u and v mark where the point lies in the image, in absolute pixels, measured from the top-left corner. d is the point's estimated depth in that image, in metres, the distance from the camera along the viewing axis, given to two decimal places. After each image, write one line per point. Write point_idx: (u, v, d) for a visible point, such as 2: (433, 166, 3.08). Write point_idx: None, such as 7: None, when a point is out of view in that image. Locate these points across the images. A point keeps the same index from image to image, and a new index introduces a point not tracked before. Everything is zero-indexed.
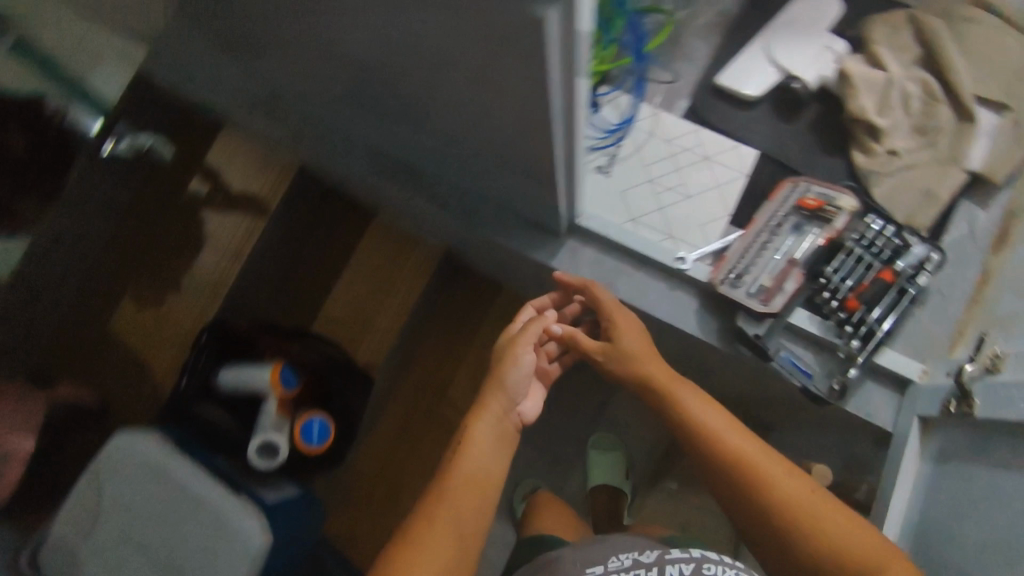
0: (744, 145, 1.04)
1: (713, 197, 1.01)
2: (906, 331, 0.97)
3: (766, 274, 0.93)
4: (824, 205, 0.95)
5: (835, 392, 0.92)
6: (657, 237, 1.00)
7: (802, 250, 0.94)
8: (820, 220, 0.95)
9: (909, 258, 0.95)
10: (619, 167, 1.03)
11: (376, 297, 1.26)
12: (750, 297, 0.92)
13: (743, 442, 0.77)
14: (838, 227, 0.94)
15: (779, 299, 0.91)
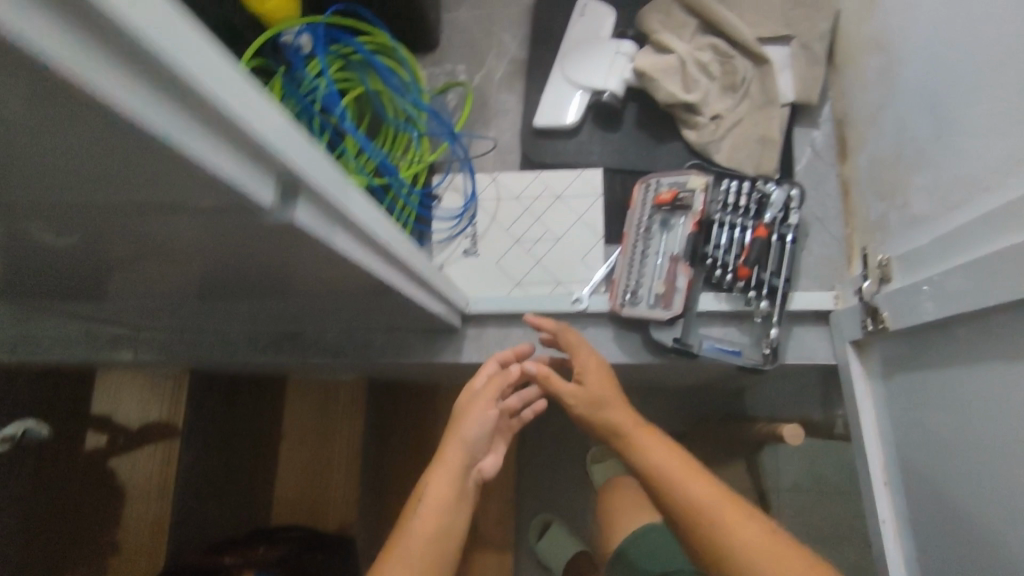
0: (586, 168, 1.05)
1: (578, 231, 1.03)
2: (806, 266, 1.00)
3: (656, 282, 0.93)
4: (678, 193, 0.96)
5: (768, 356, 0.92)
6: (547, 288, 1.01)
7: (678, 243, 0.95)
8: (681, 208, 0.95)
9: (774, 204, 0.96)
10: (484, 243, 1.03)
11: (324, 453, 1.24)
12: (652, 309, 0.93)
13: (691, 488, 0.69)
14: (700, 207, 0.94)
15: (678, 299, 0.92)
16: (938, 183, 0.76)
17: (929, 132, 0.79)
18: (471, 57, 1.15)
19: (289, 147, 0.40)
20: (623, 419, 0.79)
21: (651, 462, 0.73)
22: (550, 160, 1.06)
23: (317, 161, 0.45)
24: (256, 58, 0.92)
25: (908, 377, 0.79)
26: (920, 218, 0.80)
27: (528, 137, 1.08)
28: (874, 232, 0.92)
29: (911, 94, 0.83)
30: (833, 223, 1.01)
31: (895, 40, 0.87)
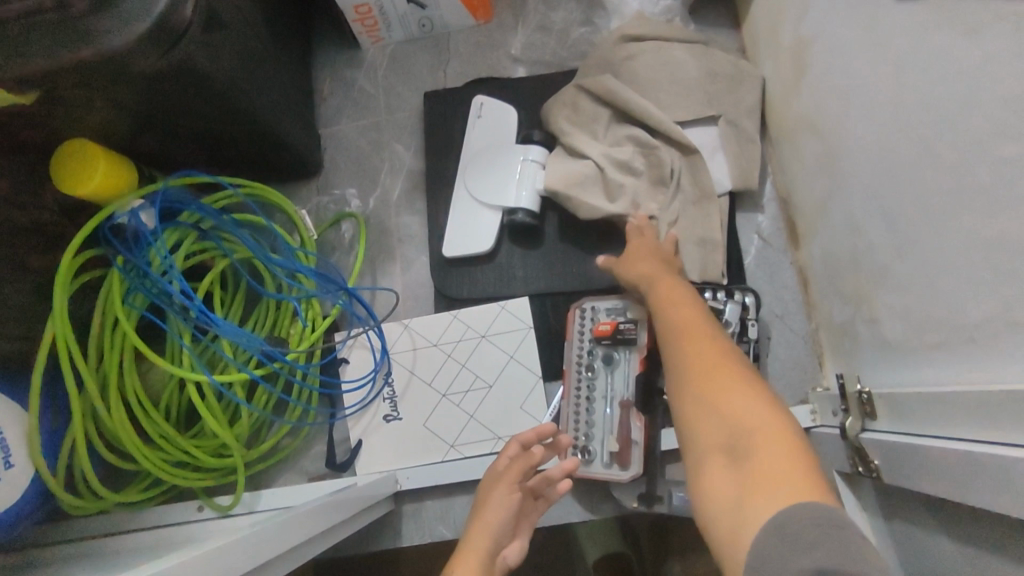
0: (510, 298, 0.91)
1: (511, 375, 0.89)
2: (773, 375, 0.89)
3: (608, 437, 0.79)
4: (617, 325, 0.82)
5: None
6: (487, 448, 0.87)
7: (625, 384, 0.82)
8: (623, 342, 0.82)
9: (730, 318, 0.82)
10: (406, 404, 0.89)
11: None
12: (610, 467, 0.80)
13: (718, 384, 0.55)
14: (644, 340, 0.81)
15: (635, 456, 0.79)
16: (909, 311, 0.65)
17: (889, 246, 0.67)
18: (362, 177, 1.00)
19: None
20: (678, 315, 0.66)
21: (684, 354, 0.61)
22: (469, 291, 0.92)
23: None
24: (83, 253, 0.75)
25: (906, 529, 0.67)
26: (895, 344, 0.68)
27: (439, 267, 0.94)
28: (843, 339, 0.81)
29: (861, 196, 0.71)
30: (794, 318, 0.90)
31: (833, 128, 0.75)
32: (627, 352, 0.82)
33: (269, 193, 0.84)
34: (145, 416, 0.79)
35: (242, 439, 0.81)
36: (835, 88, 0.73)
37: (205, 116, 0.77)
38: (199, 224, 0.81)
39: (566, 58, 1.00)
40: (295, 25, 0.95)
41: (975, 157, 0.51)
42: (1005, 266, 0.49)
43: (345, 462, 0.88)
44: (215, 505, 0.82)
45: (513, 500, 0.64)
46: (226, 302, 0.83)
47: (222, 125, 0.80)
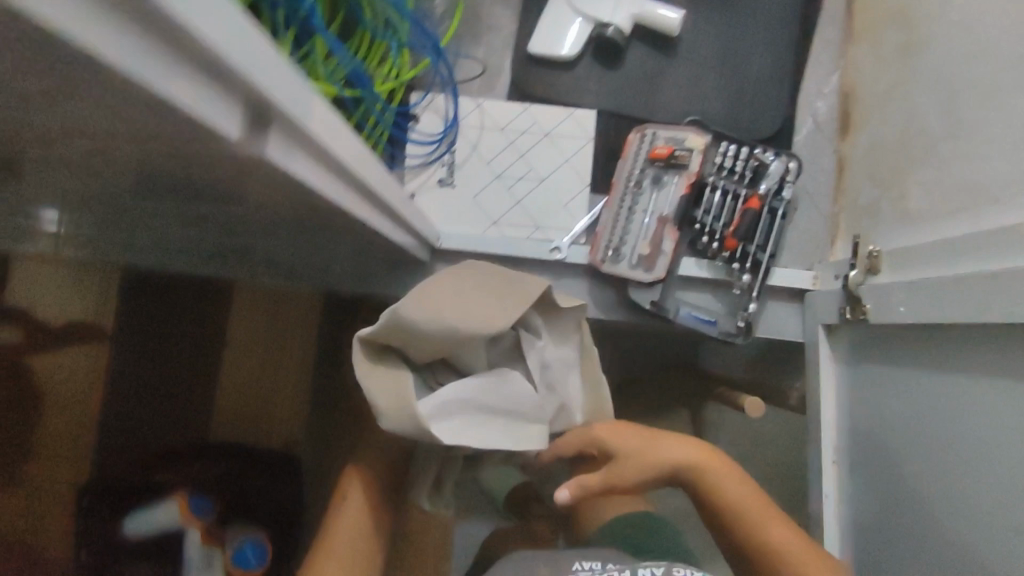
0: (579, 108, 0.98)
1: (564, 173, 0.96)
2: (789, 242, 0.98)
3: (642, 241, 0.89)
4: (675, 150, 0.91)
5: (740, 330, 0.90)
6: (524, 233, 0.95)
7: (668, 202, 0.90)
8: (675, 167, 0.91)
9: (773, 174, 0.92)
10: (461, 175, 0.95)
11: (270, 371, 1.20)
12: (633, 269, 0.89)
13: (736, 496, 0.64)
14: (696, 168, 0.90)
15: (661, 262, 0.89)
16: (942, 183, 0.74)
17: (943, 125, 0.76)
18: None
19: (251, 54, 0.27)
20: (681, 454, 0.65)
21: (714, 485, 0.64)
22: (542, 92, 0.98)
23: (277, 69, 0.32)
24: None
25: (878, 369, 0.79)
26: (917, 214, 0.77)
27: (521, 64, 0.99)
28: (864, 216, 0.90)
29: (931, 82, 0.79)
30: (822, 200, 0.99)
31: (927, 17, 0.82)
32: (676, 176, 0.91)
33: None
34: None
35: None
36: None
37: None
38: None
39: None
40: None
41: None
42: None
43: None
44: None
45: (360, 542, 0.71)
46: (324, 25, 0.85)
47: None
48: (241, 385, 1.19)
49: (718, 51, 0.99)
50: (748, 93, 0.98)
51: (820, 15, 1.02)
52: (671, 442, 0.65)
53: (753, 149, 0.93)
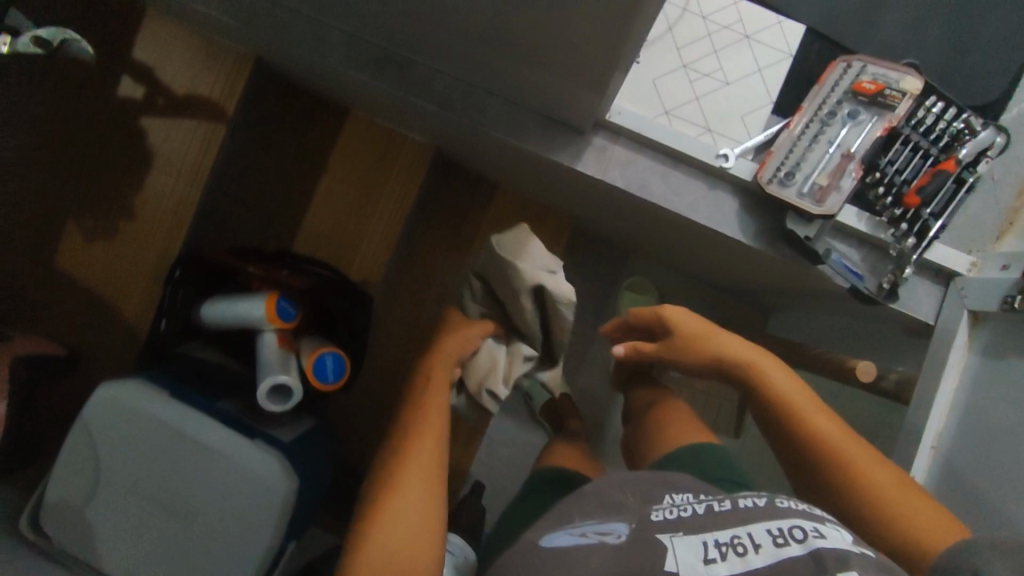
0: (788, 20, 0.92)
1: (753, 81, 0.90)
2: (956, 223, 0.92)
3: (819, 172, 0.84)
4: (884, 88, 0.84)
5: (883, 291, 0.87)
6: (693, 132, 0.89)
7: (860, 140, 0.84)
8: (879, 106, 0.85)
9: (974, 144, 0.85)
10: (648, 53, 0.90)
11: (369, 205, 1.18)
12: (800, 199, 0.84)
13: (785, 389, 0.75)
14: (902, 114, 0.83)
15: (833, 199, 0.84)
16: None
17: None
18: None
19: None
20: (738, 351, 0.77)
21: (771, 385, 0.75)
22: None
23: None
24: None
25: None
26: None
27: None
28: None
29: None
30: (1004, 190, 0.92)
31: None
32: (877, 116, 0.84)
33: None
34: None
35: None
36: None
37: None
38: None
39: None
40: None
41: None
42: None
43: None
44: None
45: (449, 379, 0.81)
46: None
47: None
48: (338, 209, 1.19)
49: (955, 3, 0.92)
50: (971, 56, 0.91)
51: None
52: (730, 342, 0.78)
53: (960, 113, 0.86)
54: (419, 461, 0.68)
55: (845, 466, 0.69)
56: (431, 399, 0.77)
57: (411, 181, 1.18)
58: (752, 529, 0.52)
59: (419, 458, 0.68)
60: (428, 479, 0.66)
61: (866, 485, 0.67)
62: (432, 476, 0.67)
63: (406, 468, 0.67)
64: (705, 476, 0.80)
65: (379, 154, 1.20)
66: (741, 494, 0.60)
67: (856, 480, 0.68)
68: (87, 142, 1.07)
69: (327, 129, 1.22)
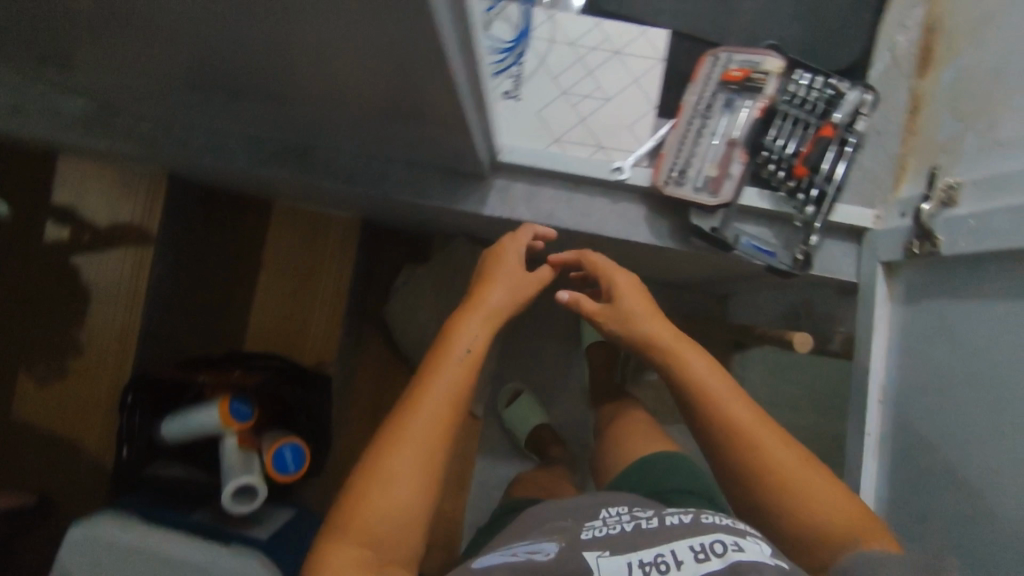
0: (651, 27, 0.94)
1: (632, 93, 0.94)
2: (853, 180, 0.96)
3: (709, 163, 0.87)
4: (750, 73, 0.89)
5: (799, 263, 0.89)
6: (587, 152, 0.93)
7: (739, 126, 0.89)
8: (750, 90, 0.89)
9: (848, 105, 0.90)
10: (528, 88, 0.93)
11: (309, 287, 1.21)
12: (698, 192, 0.87)
13: (709, 376, 0.74)
14: (771, 93, 0.88)
15: (727, 185, 0.87)
16: None
17: None
18: None
19: None
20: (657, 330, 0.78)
21: (684, 369, 0.75)
22: (613, 9, 0.95)
23: None
24: None
25: (946, 304, 0.79)
26: (1004, 143, 0.75)
27: None
28: (939, 153, 0.88)
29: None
30: (890, 140, 0.97)
31: None
32: (749, 100, 0.89)
33: None
34: None
35: None
36: None
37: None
38: None
39: None
40: None
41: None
42: None
43: None
44: None
45: (484, 338, 0.74)
46: None
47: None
48: (278, 297, 1.21)
49: None
50: (829, 21, 0.95)
51: None
52: (658, 325, 0.79)
53: (827, 79, 0.91)
54: (420, 429, 0.65)
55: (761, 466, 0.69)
56: (451, 361, 0.71)
57: (346, 259, 1.21)
58: (675, 546, 0.55)
59: (418, 426, 0.66)
60: (421, 451, 0.64)
61: (789, 491, 0.67)
62: (427, 447, 0.65)
63: (400, 436, 0.65)
64: (652, 490, 0.82)
65: (311, 238, 1.23)
66: (671, 510, 0.64)
67: (771, 484, 0.68)
68: (21, 291, 1.08)
69: (257, 222, 1.24)
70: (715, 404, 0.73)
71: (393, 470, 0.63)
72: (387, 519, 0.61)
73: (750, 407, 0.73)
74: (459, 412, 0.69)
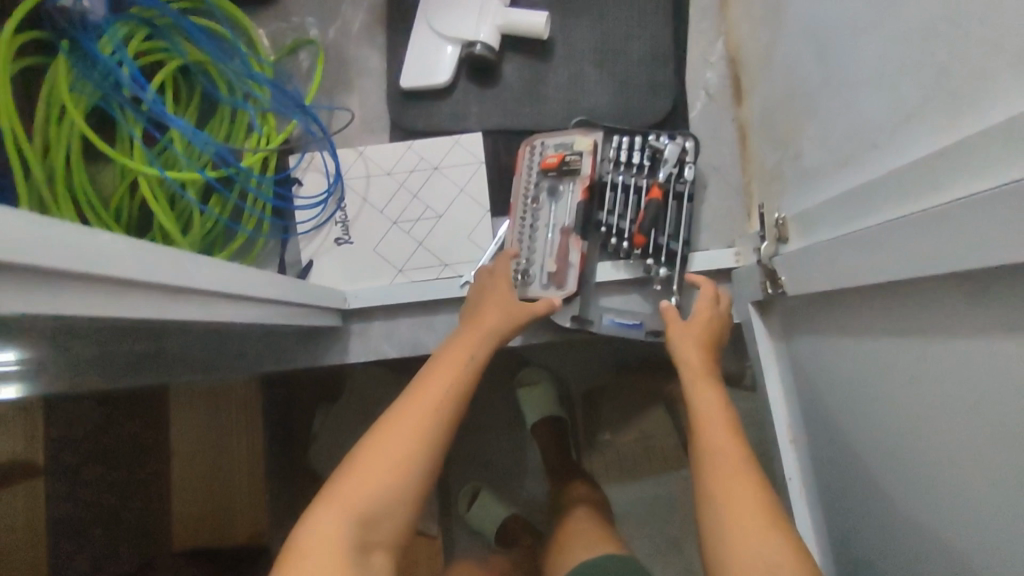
0: (462, 135, 0.94)
1: (462, 203, 0.93)
2: (705, 222, 0.95)
3: (547, 259, 0.87)
4: (564, 157, 0.87)
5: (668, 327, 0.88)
6: (433, 273, 0.93)
7: (566, 214, 0.87)
8: (569, 173, 0.87)
9: (668, 159, 0.88)
10: (358, 229, 0.93)
11: (225, 467, 1.14)
12: (546, 289, 0.87)
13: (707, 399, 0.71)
14: (589, 172, 0.87)
15: (571, 277, 0.87)
16: (829, 134, 0.70)
17: (822, 76, 0.71)
18: (323, 6, 0.98)
19: None
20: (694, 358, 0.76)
21: (697, 388, 0.72)
22: (422, 127, 0.95)
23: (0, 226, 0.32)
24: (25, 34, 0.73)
25: (810, 341, 0.75)
26: (813, 171, 0.74)
27: (396, 101, 0.95)
28: (770, 183, 0.86)
29: (801, 35, 0.76)
30: (731, 171, 0.95)
31: None
32: (571, 184, 0.88)
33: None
34: (95, 215, 0.81)
35: (196, 243, 0.84)
36: None
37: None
38: (150, 20, 0.79)
39: None
40: None
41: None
42: (912, 59, 0.55)
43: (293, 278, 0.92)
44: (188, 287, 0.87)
45: (486, 353, 0.71)
46: (179, 106, 0.83)
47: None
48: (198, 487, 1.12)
49: (597, 42, 0.96)
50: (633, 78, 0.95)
51: None
52: (690, 353, 0.77)
53: (644, 137, 0.90)
54: (398, 431, 0.59)
55: (713, 471, 0.63)
56: (448, 369, 0.67)
57: (255, 426, 1.16)
58: None
59: (399, 429, 0.60)
60: (396, 452, 0.58)
61: (724, 495, 0.60)
62: (400, 451, 0.58)
63: (377, 439, 0.59)
64: None
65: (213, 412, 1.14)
66: None
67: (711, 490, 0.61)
68: None
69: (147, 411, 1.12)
70: (715, 421, 0.68)
71: (373, 439, 0.59)
72: (337, 521, 0.53)
73: (739, 446, 0.65)
74: (453, 420, 0.63)
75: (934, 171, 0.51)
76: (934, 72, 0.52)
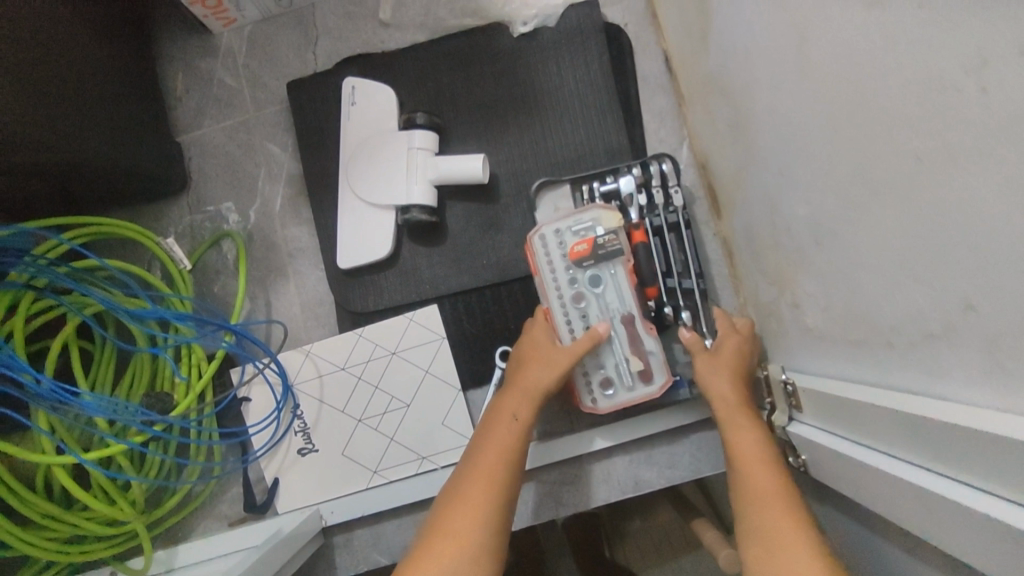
0: (417, 308, 0.83)
1: (430, 385, 0.82)
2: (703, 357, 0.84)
3: (627, 359, 0.70)
4: (595, 240, 0.69)
5: None
6: (412, 468, 0.82)
7: (614, 302, 0.71)
8: (605, 258, 0.70)
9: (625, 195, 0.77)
10: (321, 435, 0.83)
11: None
12: (632, 388, 0.72)
13: (757, 448, 0.61)
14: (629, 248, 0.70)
15: (657, 368, 0.71)
16: (832, 300, 0.59)
17: (808, 234, 0.61)
18: (238, 188, 0.89)
19: None
20: (728, 394, 0.67)
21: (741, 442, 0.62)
22: (372, 307, 0.84)
23: None
24: None
25: (844, 524, 0.65)
26: (818, 334, 0.63)
27: (337, 280, 0.85)
28: (768, 319, 0.76)
29: (775, 175, 0.65)
30: (720, 294, 0.84)
31: (744, 93, 0.67)
32: (612, 270, 0.71)
33: (129, 227, 0.74)
34: (25, 501, 0.72)
35: (140, 506, 0.75)
36: (744, 45, 0.65)
37: (34, 138, 0.66)
38: (34, 284, 0.70)
39: (449, 27, 0.88)
40: (122, 12, 0.82)
41: (892, 133, 0.45)
42: (923, 274, 0.45)
43: (264, 502, 0.83)
44: (129, 568, 0.79)
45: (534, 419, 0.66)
46: (94, 365, 0.75)
47: (67, 122, 0.70)
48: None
49: (546, 171, 0.84)
50: None
51: (638, 84, 0.87)
52: (724, 387, 0.67)
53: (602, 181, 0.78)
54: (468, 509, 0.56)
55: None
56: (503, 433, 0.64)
57: None
58: None
59: (476, 508, 0.57)
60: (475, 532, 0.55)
61: None
62: (466, 537, 0.54)
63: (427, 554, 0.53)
64: None
65: None
66: None
67: None
68: None
69: None
70: (761, 487, 0.57)
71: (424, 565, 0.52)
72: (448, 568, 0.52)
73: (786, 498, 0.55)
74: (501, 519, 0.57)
75: (968, 440, 0.41)
76: (957, 307, 0.42)
